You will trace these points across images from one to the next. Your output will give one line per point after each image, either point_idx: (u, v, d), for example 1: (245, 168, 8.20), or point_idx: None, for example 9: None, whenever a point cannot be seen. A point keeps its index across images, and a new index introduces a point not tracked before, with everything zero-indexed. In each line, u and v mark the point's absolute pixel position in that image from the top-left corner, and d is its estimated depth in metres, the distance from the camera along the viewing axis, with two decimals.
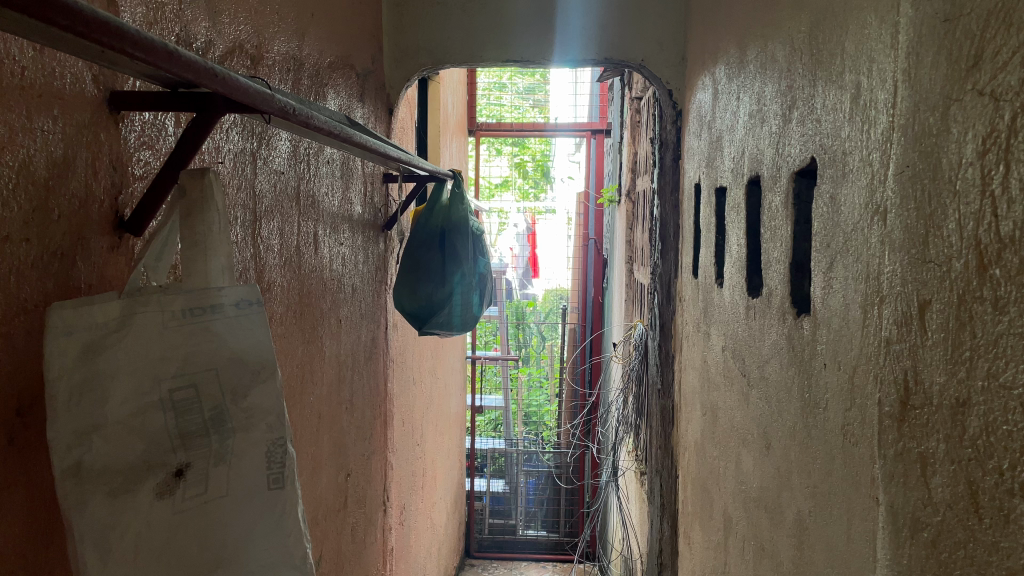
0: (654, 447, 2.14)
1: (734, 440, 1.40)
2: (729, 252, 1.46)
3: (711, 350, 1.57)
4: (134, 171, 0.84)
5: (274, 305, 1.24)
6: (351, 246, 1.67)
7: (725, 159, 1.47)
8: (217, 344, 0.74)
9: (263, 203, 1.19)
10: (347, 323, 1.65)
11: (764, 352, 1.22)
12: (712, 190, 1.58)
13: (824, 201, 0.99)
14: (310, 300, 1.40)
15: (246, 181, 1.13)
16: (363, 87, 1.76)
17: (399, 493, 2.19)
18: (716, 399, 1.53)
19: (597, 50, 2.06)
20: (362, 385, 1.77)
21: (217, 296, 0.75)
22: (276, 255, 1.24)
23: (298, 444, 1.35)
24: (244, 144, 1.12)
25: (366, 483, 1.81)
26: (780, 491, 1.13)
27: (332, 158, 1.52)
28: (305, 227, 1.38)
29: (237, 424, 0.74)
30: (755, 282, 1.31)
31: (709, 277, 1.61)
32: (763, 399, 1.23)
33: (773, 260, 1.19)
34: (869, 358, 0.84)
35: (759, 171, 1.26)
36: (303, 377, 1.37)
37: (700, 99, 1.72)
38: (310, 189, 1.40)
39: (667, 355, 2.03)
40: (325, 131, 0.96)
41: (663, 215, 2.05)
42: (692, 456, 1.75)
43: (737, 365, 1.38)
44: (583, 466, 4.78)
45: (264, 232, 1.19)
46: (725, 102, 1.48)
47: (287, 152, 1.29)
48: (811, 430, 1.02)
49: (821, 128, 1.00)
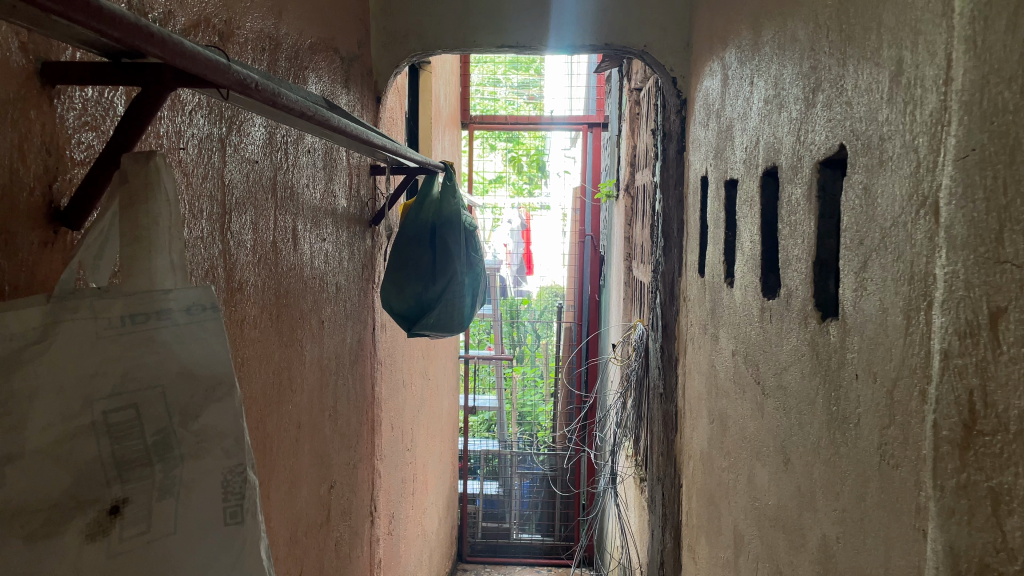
0: (656, 453, 2.03)
1: (746, 453, 1.30)
2: (740, 249, 1.36)
3: (720, 355, 1.47)
4: (73, 155, 0.73)
5: (248, 307, 1.13)
6: (334, 242, 1.56)
7: (736, 149, 1.37)
8: (164, 357, 0.63)
9: (234, 195, 1.08)
10: (331, 325, 1.54)
11: (782, 358, 1.12)
12: (720, 183, 1.48)
13: (856, 191, 0.89)
14: (288, 301, 1.30)
15: (214, 170, 1.02)
16: (348, 73, 1.65)
17: (387, 502, 2.08)
18: (725, 407, 1.43)
19: (595, 35, 1.95)
20: (348, 390, 1.66)
21: (164, 300, 0.64)
22: (249, 252, 1.13)
23: (274, 457, 1.24)
24: (211, 129, 1.01)
25: (351, 494, 1.70)
26: (802, 513, 1.03)
27: (313, 147, 1.42)
28: (283, 222, 1.27)
29: (188, 449, 0.63)
30: (771, 282, 1.21)
31: (717, 276, 1.50)
32: (780, 410, 1.13)
33: (793, 257, 1.09)
34: (916, 370, 0.73)
35: (776, 161, 1.15)
36: (281, 384, 1.27)
37: (706, 85, 1.62)
38: (288, 181, 1.30)
39: (669, 358, 1.92)
40: (297, 115, 0.85)
41: (666, 210, 1.95)
42: (697, 467, 1.64)
43: (749, 372, 1.28)
44: (579, 470, 4.71)
45: (235, 227, 1.09)
46: (736, 89, 1.38)
47: (262, 140, 1.18)
48: (839, 448, 0.92)
49: (852, 111, 0.89)
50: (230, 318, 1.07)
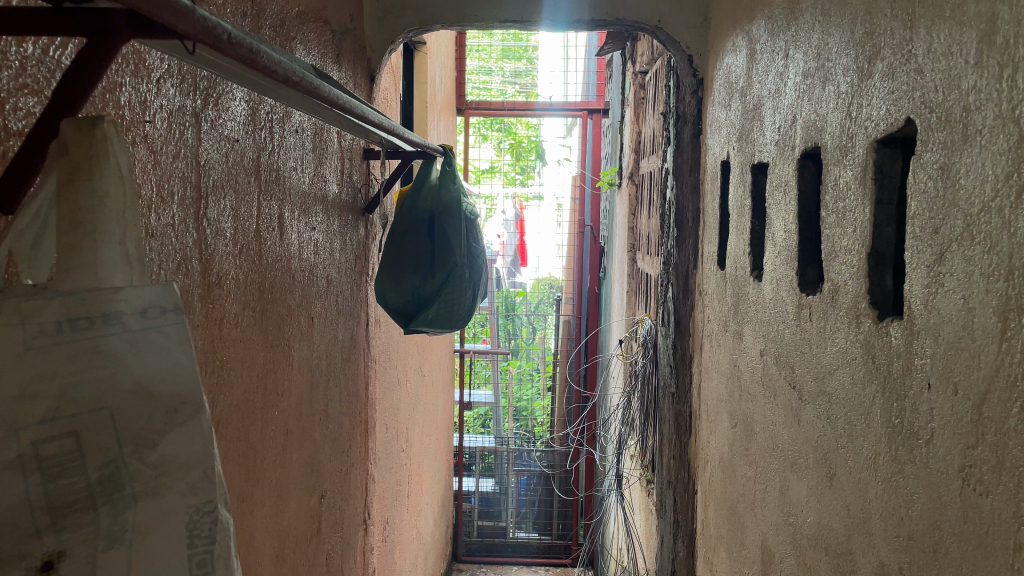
0: (665, 456, 1.93)
1: (776, 463, 1.18)
2: (771, 238, 1.24)
3: (744, 354, 1.35)
4: (9, 125, 0.61)
5: (228, 304, 1.01)
6: (324, 231, 1.43)
7: (766, 130, 1.25)
8: (115, 372, 0.50)
9: (210, 177, 0.96)
10: (321, 322, 1.41)
11: (825, 361, 1.01)
12: (746, 167, 1.36)
13: (930, 171, 0.77)
14: (274, 296, 1.17)
15: (187, 148, 0.89)
16: (340, 47, 1.52)
17: (382, 508, 1.97)
18: (751, 411, 1.31)
19: (591, 9, 1.81)
20: (340, 392, 1.54)
21: (113, 301, 0.50)
22: (229, 242, 1.01)
23: (259, 470, 1.12)
24: (183, 101, 0.89)
25: (344, 503, 1.58)
26: (852, 536, 0.92)
27: (301, 126, 1.29)
28: (268, 208, 1.15)
29: (142, 487, 0.50)
30: (810, 276, 1.09)
31: (742, 268, 1.38)
32: (822, 419, 1.02)
33: (841, 249, 0.97)
34: (1016, 382, 0.62)
35: (818, 141, 1.04)
36: (266, 388, 1.14)
37: (728, 62, 1.50)
38: (274, 163, 1.17)
39: (682, 356, 1.80)
40: (280, 78, 0.73)
41: (680, 198, 1.82)
42: (715, 475, 1.53)
43: (782, 375, 1.16)
44: (578, 475, 4.64)
45: (212, 214, 0.96)
46: (766, 63, 1.26)
47: (243, 116, 1.05)
48: (904, 467, 0.81)
49: (925, 79, 0.77)
50: (207, 317, 0.95)
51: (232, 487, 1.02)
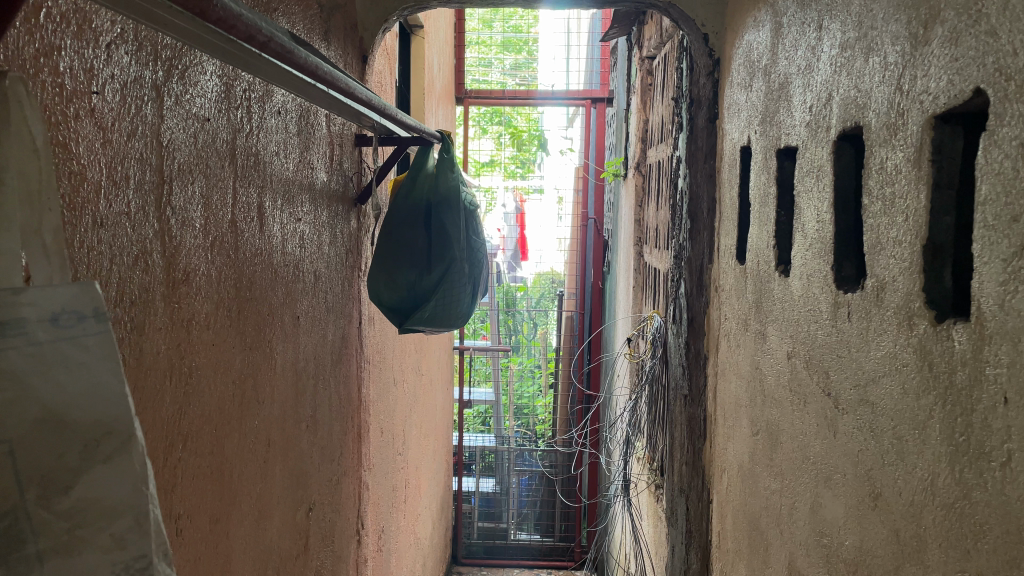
0: (677, 461, 1.82)
1: (806, 476, 1.08)
2: (800, 228, 1.13)
3: (768, 356, 1.24)
4: None
5: (197, 304, 0.90)
6: (312, 222, 1.32)
7: (795, 110, 1.14)
8: (15, 398, 0.38)
9: (175, 159, 0.84)
10: (308, 323, 1.30)
11: (867, 366, 0.90)
12: (771, 153, 1.25)
13: (1007, 149, 0.65)
14: (252, 294, 1.06)
15: (147, 125, 0.78)
16: (328, 24, 1.41)
17: (377, 516, 1.86)
18: (775, 418, 1.21)
19: None
20: (330, 397, 1.44)
21: (13, 305, 0.39)
22: (199, 234, 0.90)
23: (236, 486, 1.01)
24: (140, 71, 0.77)
25: (335, 514, 1.47)
26: (902, 565, 0.81)
27: (284, 107, 1.18)
28: (247, 197, 1.04)
29: (50, 544, 0.39)
30: (847, 272, 0.98)
31: (765, 262, 1.27)
32: (863, 432, 0.91)
33: (887, 241, 0.86)
34: None
35: (860, 120, 0.93)
36: (243, 397, 1.03)
37: (750, 39, 1.38)
38: (252, 147, 1.06)
39: (696, 356, 1.69)
40: (242, 33, 0.65)
41: (693, 188, 1.71)
42: (733, 485, 1.42)
43: (814, 381, 1.05)
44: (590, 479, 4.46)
45: (177, 201, 0.85)
46: (795, 37, 1.14)
47: (215, 92, 0.94)
48: (971, 492, 0.70)
49: (999, 42, 0.66)
50: (172, 318, 0.84)
51: (203, 508, 0.91)
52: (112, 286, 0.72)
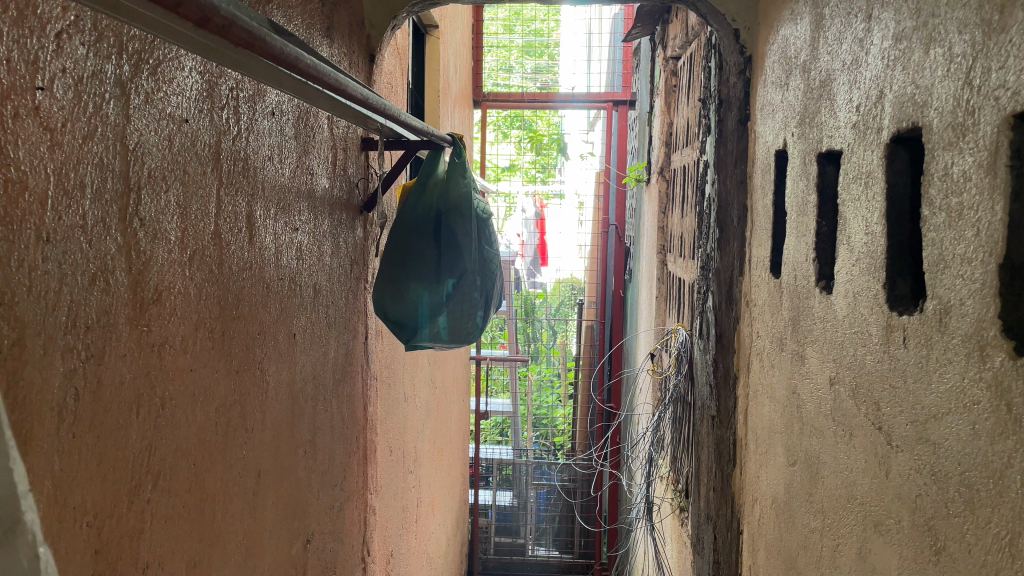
0: (703, 485, 1.71)
1: (851, 518, 0.96)
2: (845, 241, 1.03)
3: (807, 379, 1.13)
4: None
5: (172, 326, 0.80)
6: (312, 232, 1.22)
7: (840, 110, 1.03)
8: None
9: (146, 164, 0.75)
10: (306, 341, 1.21)
11: (929, 401, 0.79)
12: (811, 156, 1.14)
13: None
14: (240, 312, 0.96)
15: (108, 127, 0.69)
16: (331, 19, 1.32)
17: (385, 541, 1.76)
18: (815, 448, 1.10)
19: None
20: (331, 418, 1.34)
21: None
22: (174, 248, 0.80)
23: (219, 527, 0.91)
24: (100, 65, 0.68)
25: (337, 544, 1.38)
26: None
27: (279, 107, 1.08)
28: (234, 205, 0.94)
29: None
30: (902, 292, 0.87)
31: (804, 277, 1.16)
32: (923, 476, 0.79)
33: (953, 258, 0.75)
34: None
35: (919, 120, 0.82)
36: (227, 427, 0.93)
37: (787, 33, 1.28)
38: (240, 150, 0.96)
39: (725, 374, 1.58)
40: (192, 11, 0.55)
41: (722, 194, 1.60)
42: (767, 517, 1.31)
43: (862, 412, 0.94)
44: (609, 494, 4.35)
45: (148, 212, 0.75)
46: (839, 28, 1.04)
47: (196, 90, 0.85)
48: None
49: None
50: (139, 343, 0.74)
51: (179, 554, 0.82)
52: (62, 311, 0.63)
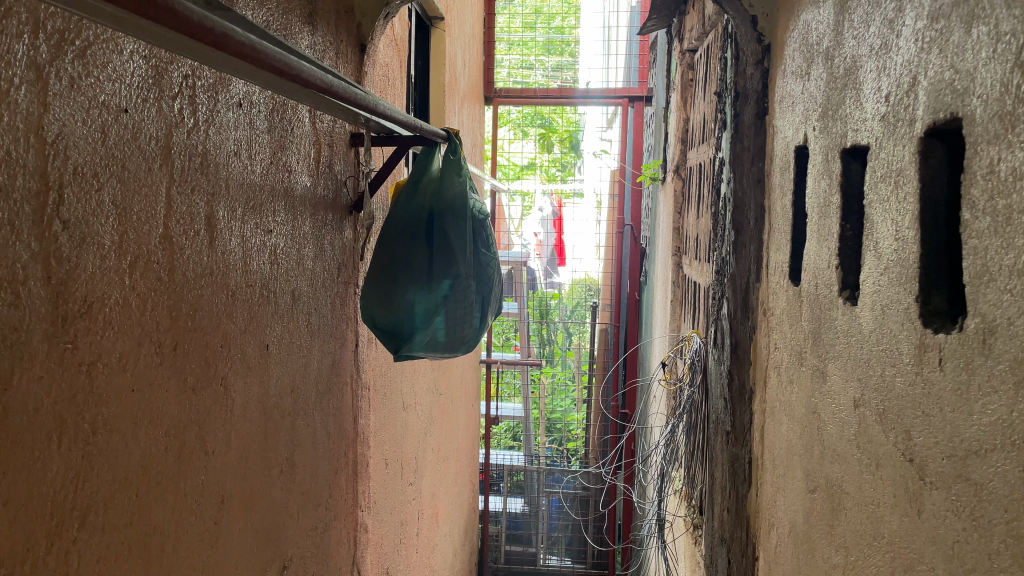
0: (717, 505, 1.61)
1: (877, 558, 0.86)
2: (871, 247, 0.92)
3: (829, 399, 1.02)
4: None
5: (105, 342, 0.71)
6: (289, 233, 1.14)
7: (865, 100, 0.93)
8: None
9: (70, 159, 0.66)
10: (282, 352, 1.12)
11: (969, 434, 0.68)
12: (834, 153, 1.03)
13: None
14: (198, 323, 0.87)
15: (19, 117, 0.60)
16: (314, 6, 1.23)
17: (379, 559, 1.67)
18: (837, 476, 0.99)
19: None
20: (314, 434, 1.25)
21: None
22: (109, 254, 0.72)
23: (168, 561, 0.82)
24: (9, 44, 0.59)
25: (319, 568, 1.29)
26: None
27: (247, 97, 0.99)
28: (188, 204, 0.85)
29: None
30: (937, 306, 0.76)
31: (826, 285, 1.05)
32: (962, 522, 0.69)
33: (1001, 269, 0.64)
34: None
35: (958, 110, 0.71)
36: (180, 450, 0.84)
37: (808, 18, 1.17)
38: (197, 144, 0.87)
39: (740, 387, 1.47)
40: None
41: (739, 194, 1.50)
42: (784, 545, 1.20)
43: (891, 440, 0.84)
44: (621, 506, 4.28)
45: (73, 214, 0.66)
46: (865, 8, 0.93)
47: (137, 75, 0.75)
48: None
49: None
50: (60, 363, 0.65)
51: None
52: None
